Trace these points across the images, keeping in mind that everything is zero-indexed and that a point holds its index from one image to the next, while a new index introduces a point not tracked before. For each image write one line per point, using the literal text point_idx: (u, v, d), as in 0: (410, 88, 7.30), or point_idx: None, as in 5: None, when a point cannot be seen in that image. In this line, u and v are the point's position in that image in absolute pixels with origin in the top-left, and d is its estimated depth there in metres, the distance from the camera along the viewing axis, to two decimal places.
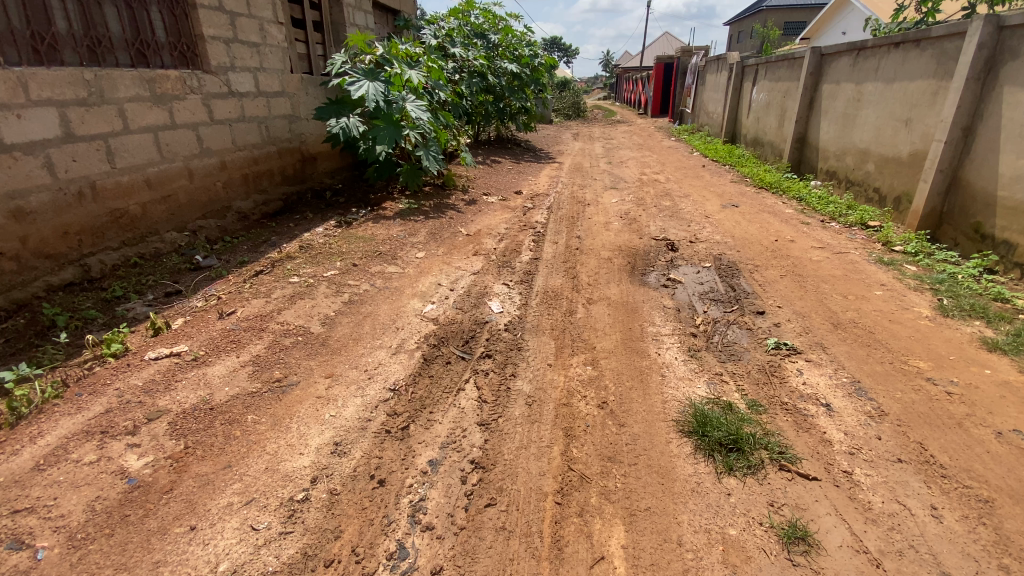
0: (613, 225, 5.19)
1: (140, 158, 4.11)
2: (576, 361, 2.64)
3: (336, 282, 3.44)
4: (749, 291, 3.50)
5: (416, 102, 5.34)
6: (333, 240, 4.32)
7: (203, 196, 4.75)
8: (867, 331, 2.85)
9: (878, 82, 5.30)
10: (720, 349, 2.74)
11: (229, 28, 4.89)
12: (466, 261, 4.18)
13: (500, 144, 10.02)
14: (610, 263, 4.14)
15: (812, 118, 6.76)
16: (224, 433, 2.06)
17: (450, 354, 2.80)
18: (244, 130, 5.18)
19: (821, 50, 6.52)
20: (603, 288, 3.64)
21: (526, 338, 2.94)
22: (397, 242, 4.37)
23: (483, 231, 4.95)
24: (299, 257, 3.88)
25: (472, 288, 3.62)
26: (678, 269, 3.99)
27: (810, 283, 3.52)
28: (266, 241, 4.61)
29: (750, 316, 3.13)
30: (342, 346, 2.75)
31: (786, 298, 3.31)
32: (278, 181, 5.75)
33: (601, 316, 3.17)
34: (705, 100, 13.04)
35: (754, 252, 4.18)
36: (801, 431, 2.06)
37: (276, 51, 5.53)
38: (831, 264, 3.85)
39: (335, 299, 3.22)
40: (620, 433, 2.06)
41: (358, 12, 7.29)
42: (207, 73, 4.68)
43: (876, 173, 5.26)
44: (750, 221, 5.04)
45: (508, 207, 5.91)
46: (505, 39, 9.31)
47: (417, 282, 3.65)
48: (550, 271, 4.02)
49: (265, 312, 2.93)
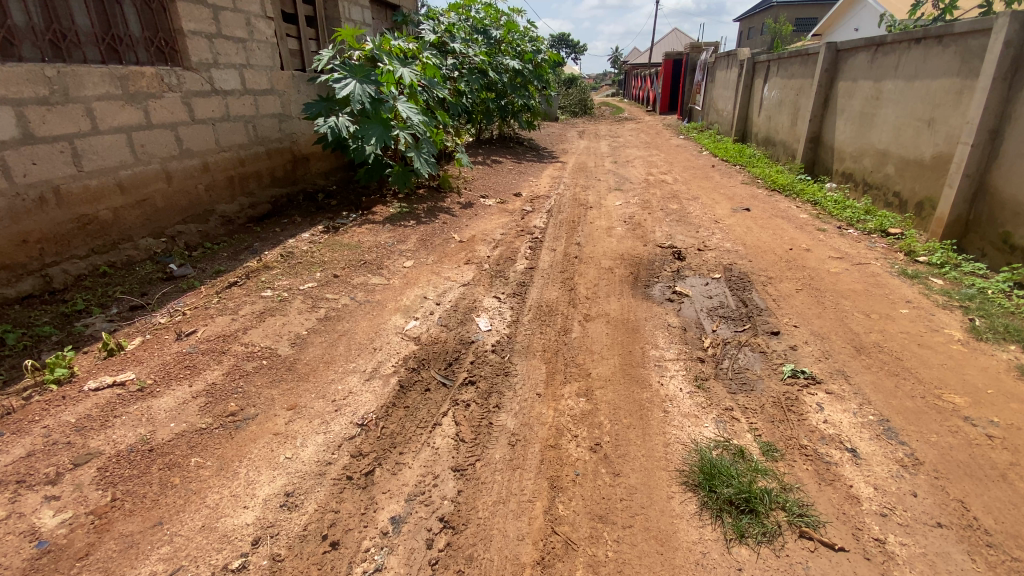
0: (616, 230, 4.91)
1: (111, 161, 3.88)
2: (568, 391, 2.36)
3: (312, 296, 3.18)
4: (763, 307, 3.21)
5: (407, 102, 5.08)
6: (316, 247, 4.07)
7: (182, 200, 4.52)
8: (893, 357, 2.55)
9: (898, 79, 4.96)
10: (731, 378, 2.46)
11: (212, 22, 4.65)
12: (457, 270, 3.91)
13: (503, 143, 9.75)
14: (611, 273, 3.86)
15: (828, 117, 6.42)
16: (161, 482, 1.83)
17: (430, 380, 2.53)
18: (228, 130, 4.93)
19: (837, 45, 6.17)
20: (603, 302, 3.35)
21: (515, 361, 2.67)
22: (383, 250, 4.11)
23: (478, 237, 4.68)
24: (278, 266, 3.63)
25: (461, 301, 3.36)
26: (685, 281, 3.71)
27: (828, 299, 3.22)
28: (248, 248, 4.36)
29: (764, 337, 2.85)
30: (311, 370, 2.50)
31: (804, 317, 3.02)
32: (267, 183, 5.51)
33: (598, 335, 2.89)
34: (714, 98, 12.68)
35: (767, 262, 3.88)
36: (823, 484, 1.78)
37: (264, 47, 5.29)
38: (851, 276, 3.55)
39: (309, 315, 2.96)
40: (614, 486, 1.79)
41: (354, 7, 7.03)
42: (187, 70, 4.45)
43: (897, 176, 4.93)
44: (762, 227, 4.74)
45: (506, 210, 5.64)
46: (508, 35, 9.01)
47: (401, 295, 3.38)
48: (545, 281, 3.74)
49: (229, 332, 2.68)
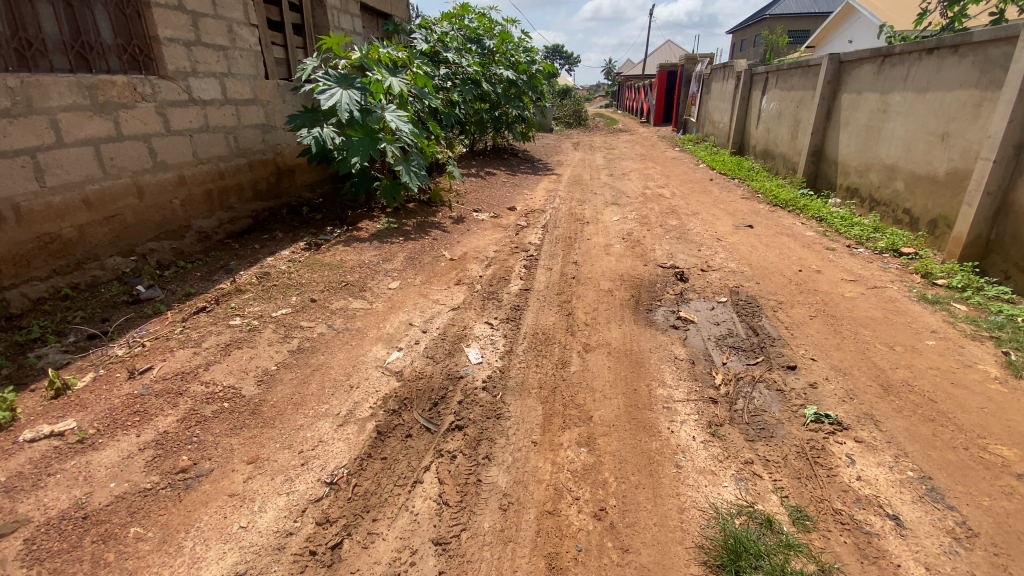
0: (614, 248, 4.68)
1: (77, 175, 3.61)
2: (568, 439, 2.10)
3: (286, 324, 2.92)
4: (775, 336, 2.97)
5: (396, 112, 4.83)
6: (296, 267, 3.80)
7: (156, 216, 4.24)
8: (926, 399, 2.34)
9: (908, 91, 4.78)
10: (748, 422, 2.21)
11: (191, 29, 4.41)
12: (446, 292, 3.66)
13: (496, 154, 9.54)
14: (610, 296, 3.61)
15: (830, 130, 6.24)
16: (93, 559, 1.56)
17: (412, 424, 2.27)
18: (207, 142, 4.67)
19: (841, 56, 6.00)
20: (603, 330, 3.10)
21: (507, 399, 2.41)
22: (368, 270, 3.84)
23: (470, 255, 4.43)
24: (251, 289, 3.36)
25: (450, 328, 3.10)
26: (690, 304, 3.48)
27: (846, 328, 2.99)
28: (224, 267, 4.09)
29: (779, 373, 2.60)
30: (276, 415, 2.23)
31: (821, 349, 2.78)
32: (248, 197, 5.24)
33: (599, 369, 2.64)
34: (710, 109, 12.54)
35: (776, 284, 3.65)
36: (867, 563, 1.54)
37: (246, 55, 5.04)
38: (867, 301, 3.32)
39: (281, 347, 2.69)
40: (623, 566, 1.54)
41: (343, 15, 6.82)
42: (163, 79, 4.20)
43: (907, 192, 4.73)
44: (767, 245, 4.51)
45: (499, 226, 5.40)
46: (502, 45, 8.82)
47: (385, 321, 3.12)
48: (541, 305, 3.49)
49: (188, 368, 2.41)
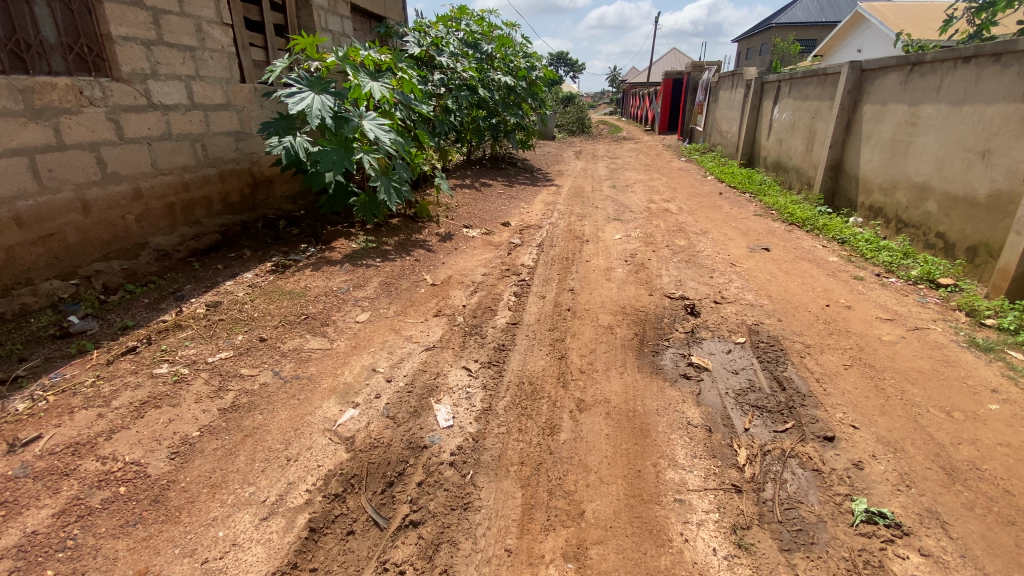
0: (616, 272, 4.22)
1: (6, 189, 3.17)
2: (551, 549, 1.65)
3: (223, 372, 2.47)
4: (806, 394, 2.51)
5: (375, 119, 4.36)
6: (253, 294, 3.34)
7: (104, 233, 3.78)
8: (1001, 490, 1.89)
9: (941, 103, 4.32)
10: (782, 522, 1.76)
11: (151, 27, 3.98)
12: (422, 326, 3.19)
13: (494, 164, 9.10)
14: (610, 334, 3.13)
15: (851, 143, 5.75)
16: None
17: (357, 516, 1.82)
18: (169, 151, 4.23)
19: (863, 64, 5.52)
20: (602, 379, 2.63)
21: (480, 482, 1.95)
22: (336, 298, 3.38)
23: (454, 279, 3.98)
24: (193, 324, 2.91)
25: (420, 375, 2.62)
26: (702, 346, 3.01)
27: (889, 384, 2.53)
28: (176, 292, 3.63)
29: (814, 446, 2.14)
30: (184, 505, 1.79)
31: (863, 413, 2.33)
32: (217, 210, 4.78)
33: (595, 437, 2.16)
34: (718, 118, 12.09)
35: (802, 323, 3.17)
36: None
37: (217, 57, 4.61)
38: (910, 348, 2.85)
39: (209, 405, 2.24)
40: None
41: (331, 16, 6.39)
42: (116, 81, 3.75)
43: (941, 214, 4.26)
44: (788, 272, 4.05)
45: (491, 244, 4.95)
46: (501, 49, 8.36)
47: (344, 366, 2.66)
48: (531, 344, 3.01)
49: (85, 439, 2.00)
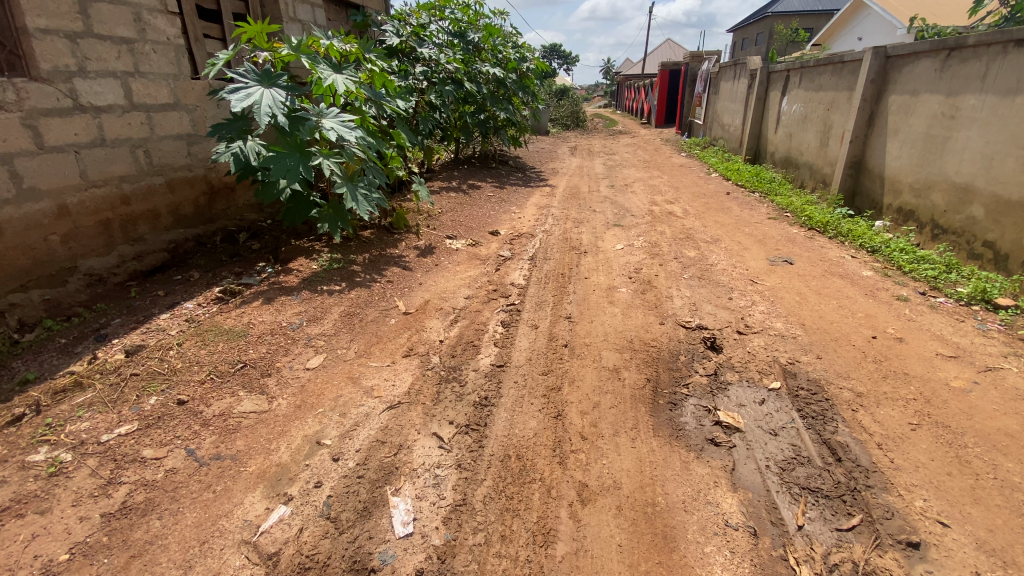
0: (619, 292, 3.67)
1: None
2: None
3: (118, 456, 1.94)
4: (869, 468, 1.96)
5: (338, 117, 3.74)
6: (185, 334, 2.77)
7: (21, 259, 3.18)
8: None
9: (987, 93, 3.77)
10: None
11: (77, 16, 3.35)
12: (388, 372, 2.61)
13: (482, 164, 8.51)
14: (617, 380, 2.56)
15: (874, 137, 5.18)
16: None
17: None
18: (105, 160, 3.60)
19: (888, 50, 4.95)
20: (610, 450, 2.06)
21: None
22: (286, 338, 2.80)
23: (431, 305, 3.41)
24: (99, 382, 2.34)
25: (379, 450, 2.05)
26: (728, 395, 2.45)
27: (977, 456, 2.00)
28: (98, 330, 3.05)
29: (897, 558, 1.60)
30: None
31: (952, 502, 1.79)
32: (166, 224, 4.16)
33: (604, 550, 1.63)
34: (718, 112, 11.58)
35: (847, 362, 2.62)
36: None
37: (162, 49, 3.97)
38: (987, 399, 2.32)
39: (90, 510, 1.72)
40: None
41: (301, 5, 5.75)
42: (33, 81, 3.15)
43: (989, 221, 3.71)
44: (818, 292, 3.50)
45: (477, 258, 4.38)
46: (489, 40, 7.71)
47: (282, 438, 2.09)
48: (519, 396, 2.44)
49: None
